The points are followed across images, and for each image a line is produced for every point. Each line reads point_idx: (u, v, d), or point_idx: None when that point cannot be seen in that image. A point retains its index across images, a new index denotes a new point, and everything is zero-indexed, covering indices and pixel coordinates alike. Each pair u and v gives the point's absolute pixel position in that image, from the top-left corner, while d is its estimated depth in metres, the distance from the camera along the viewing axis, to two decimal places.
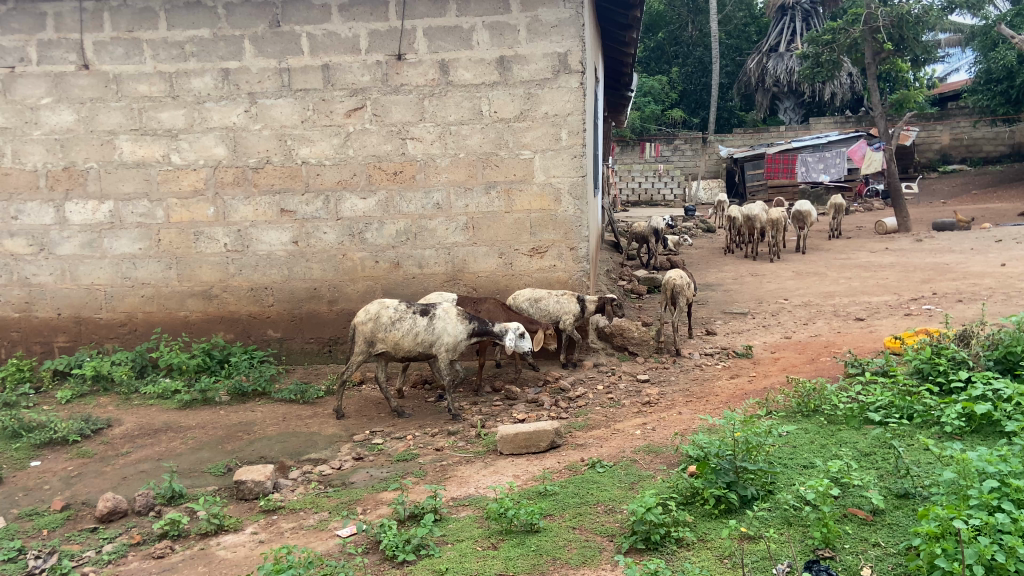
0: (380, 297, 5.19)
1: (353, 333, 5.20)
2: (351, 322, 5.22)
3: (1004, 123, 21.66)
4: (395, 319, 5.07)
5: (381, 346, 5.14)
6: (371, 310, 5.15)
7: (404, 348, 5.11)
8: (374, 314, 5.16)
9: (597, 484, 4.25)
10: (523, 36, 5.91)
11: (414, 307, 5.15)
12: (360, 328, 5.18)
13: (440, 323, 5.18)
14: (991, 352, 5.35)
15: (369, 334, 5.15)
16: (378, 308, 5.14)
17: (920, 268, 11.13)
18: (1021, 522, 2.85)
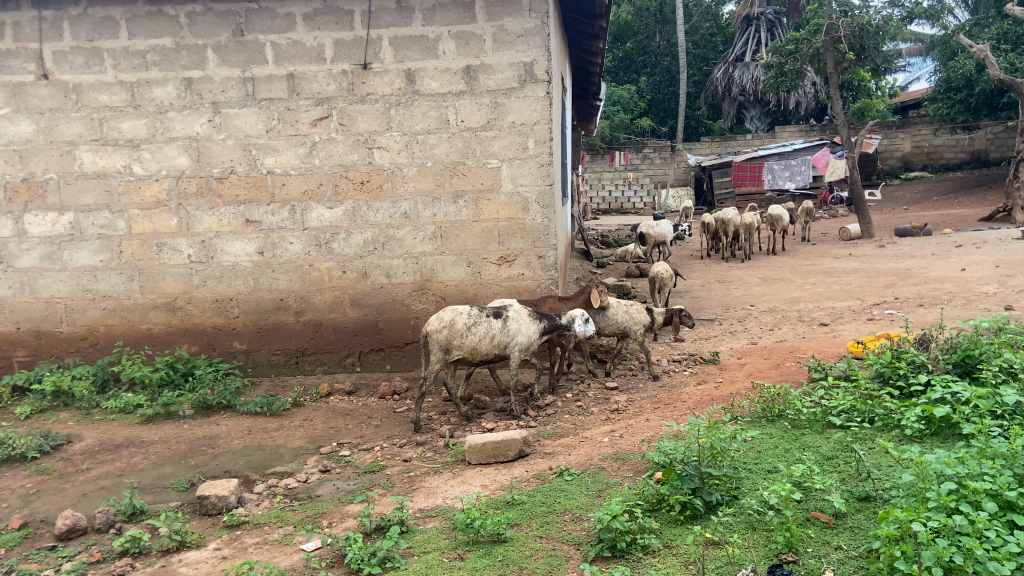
0: (449, 303, 5.16)
1: (426, 341, 5.16)
2: (423, 329, 5.16)
3: (963, 131, 22.14)
4: (472, 324, 5.08)
5: (458, 352, 5.14)
6: (445, 318, 5.12)
7: (481, 351, 5.14)
8: (448, 320, 5.14)
9: (564, 492, 4.25)
10: (489, 46, 5.93)
11: (487, 311, 5.18)
12: (432, 335, 5.14)
13: (514, 325, 5.27)
14: (949, 356, 5.44)
15: (443, 340, 5.13)
16: (453, 315, 5.13)
17: (882, 273, 11.34)
18: (977, 523, 2.90)
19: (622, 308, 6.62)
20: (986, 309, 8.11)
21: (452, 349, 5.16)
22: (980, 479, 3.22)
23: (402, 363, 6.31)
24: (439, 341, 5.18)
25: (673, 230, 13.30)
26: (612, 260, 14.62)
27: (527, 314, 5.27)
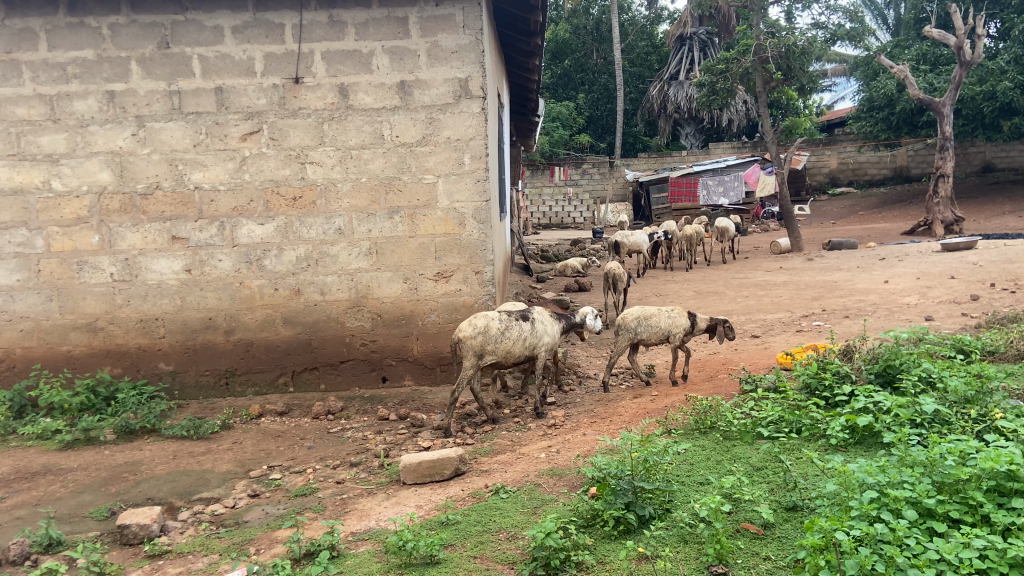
0: (480, 311, 5.30)
1: (458, 347, 5.27)
2: (456, 336, 5.27)
3: (886, 148, 23.05)
4: (506, 328, 5.31)
5: (491, 356, 5.31)
6: (479, 323, 5.28)
7: (515, 355, 5.36)
8: (479, 325, 5.30)
9: (499, 510, 4.21)
10: (423, 61, 5.91)
11: (517, 315, 5.40)
12: (465, 340, 5.28)
13: (538, 327, 5.57)
14: (872, 366, 5.61)
15: (476, 345, 5.27)
16: (486, 321, 5.31)
17: (811, 286, 11.68)
18: (897, 531, 2.98)
19: (663, 313, 6.22)
20: (907, 320, 8.40)
21: (483, 354, 5.31)
22: (900, 487, 3.32)
23: (337, 382, 6.18)
24: (471, 346, 5.32)
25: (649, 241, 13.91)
26: (552, 274, 14.69)
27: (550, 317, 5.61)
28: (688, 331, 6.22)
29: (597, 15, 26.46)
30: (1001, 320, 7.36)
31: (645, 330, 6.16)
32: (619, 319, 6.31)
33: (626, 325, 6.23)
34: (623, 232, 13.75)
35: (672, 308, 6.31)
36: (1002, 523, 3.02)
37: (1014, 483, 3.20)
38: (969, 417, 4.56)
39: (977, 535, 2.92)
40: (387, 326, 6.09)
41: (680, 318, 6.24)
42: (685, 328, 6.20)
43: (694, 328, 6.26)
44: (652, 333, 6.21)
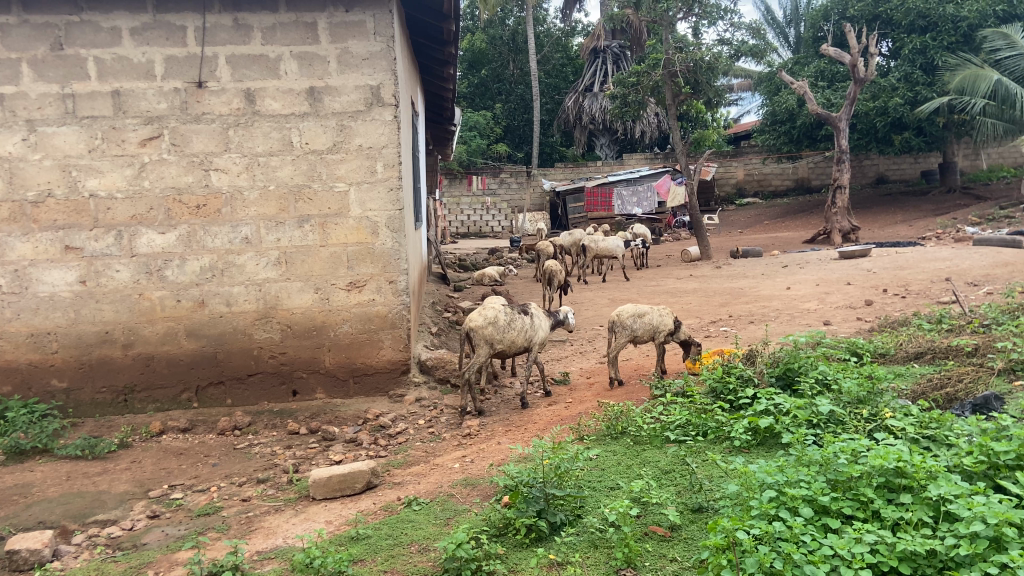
0: (491, 304, 5.85)
1: (470, 336, 5.78)
2: (469, 326, 5.77)
3: (788, 161, 24.13)
4: (513, 320, 5.91)
5: (499, 345, 5.86)
6: (489, 314, 5.84)
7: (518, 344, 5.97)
8: (488, 317, 5.84)
9: (412, 523, 4.14)
10: (333, 68, 5.81)
11: (519, 309, 6.01)
12: (475, 330, 5.79)
13: (535, 320, 6.22)
14: (773, 369, 5.81)
15: (485, 335, 5.80)
16: (496, 313, 5.86)
17: (719, 293, 12.05)
18: (793, 529, 3.09)
19: (654, 312, 6.69)
20: (807, 324, 8.78)
21: (491, 343, 5.85)
22: (797, 486, 3.45)
23: (245, 396, 5.96)
24: (480, 336, 5.84)
25: (619, 246, 14.87)
26: (469, 283, 14.67)
27: (543, 312, 6.27)
28: (674, 332, 6.73)
29: (513, 26, 26.72)
30: (891, 323, 7.78)
31: (638, 327, 6.65)
32: (615, 315, 6.79)
33: (622, 323, 6.72)
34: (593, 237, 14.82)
35: (659, 308, 6.77)
36: (891, 518, 3.16)
37: (902, 479, 3.36)
38: (861, 416, 4.79)
39: (867, 530, 3.05)
40: (297, 338, 5.93)
41: (667, 318, 6.71)
42: (672, 330, 6.70)
43: (677, 331, 6.72)
44: (644, 330, 6.68)
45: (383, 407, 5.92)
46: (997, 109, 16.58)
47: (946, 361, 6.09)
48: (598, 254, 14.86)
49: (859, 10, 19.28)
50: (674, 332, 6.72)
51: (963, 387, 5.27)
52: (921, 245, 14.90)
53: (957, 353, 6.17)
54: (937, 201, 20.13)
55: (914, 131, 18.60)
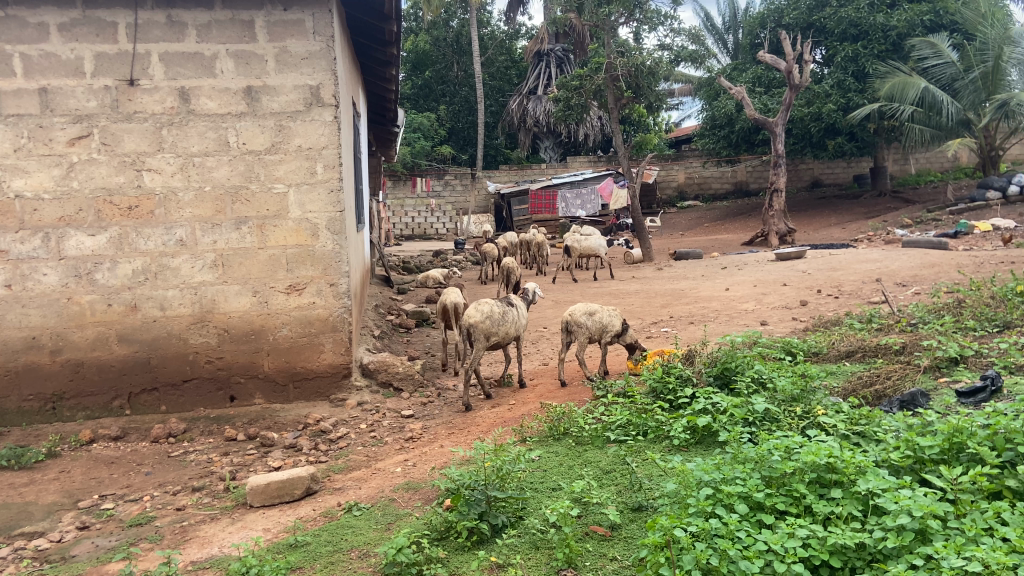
0: (486, 298, 6.02)
1: (471, 332, 5.94)
2: (469, 322, 5.91)
3: (727, 164, 24.65)
4: (508, 312, 6.07)
5: (498, 337, 6.06)
6: (485, 308, 5.99)
7: (513, 335, 6.16)
8: (485, 311, 6.02)
9: (351, 529, 4.09)
10: (271, 67, 5.71)
11: (510, 301, 6.19)
12: (476, 324, 5.95)
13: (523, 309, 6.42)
14: (711, 369, 5.91)
15: (485, 329, 5.98)
16: (492, 307, 6.03)
17: (660, 294, 12.24)
18: (729, 526, 3.15)
19: (605, 312, 6.77)
20: (745, 324, 8.97)
21: (488, 336, 6.03)
22: (733, 483, 3.53)
23: (179, 403, 5.76)
24: (479, 330, 6.00)
25: (601, 246, 14.96)
26: (413, 285, 14.56)
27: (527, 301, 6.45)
28: (623, 334, 6.83)
29: (457, 28, 26.67)
30: (823, 324, 7.99)
31: (590, 327, 6.72)
32: (568, 315, 6.83)
33: (575, 322, 6.78)
34: (576, 236, 14.95)
35: (610, 309, 6.86)
36: (823, 512, 3.25)
37: (833, 475, 3.46)
38: (794, 414, 4.92)
39: (799, 525, 3.13)
40: (235, 342, 5.78)
41: (616, 319, 6.80)
42: (622, 331, 6.79)
43: (626, 333, 6.82)
44: (594, 330, 6.75)
45: (324, 412, 5.82)
46: (924, 115, 17.29)
47: (876, 360, 6.29)
48: (581, 253, 14.94)
49: (794, 18, 19.88)
50: (625, 333, 6.82)
51: (891, 384, 5.46)
52: (853, 247, 15.41)
53: (886, 352, 6.38)
54: (869, 204, 20.83)
55: (846, 137, 19.23)
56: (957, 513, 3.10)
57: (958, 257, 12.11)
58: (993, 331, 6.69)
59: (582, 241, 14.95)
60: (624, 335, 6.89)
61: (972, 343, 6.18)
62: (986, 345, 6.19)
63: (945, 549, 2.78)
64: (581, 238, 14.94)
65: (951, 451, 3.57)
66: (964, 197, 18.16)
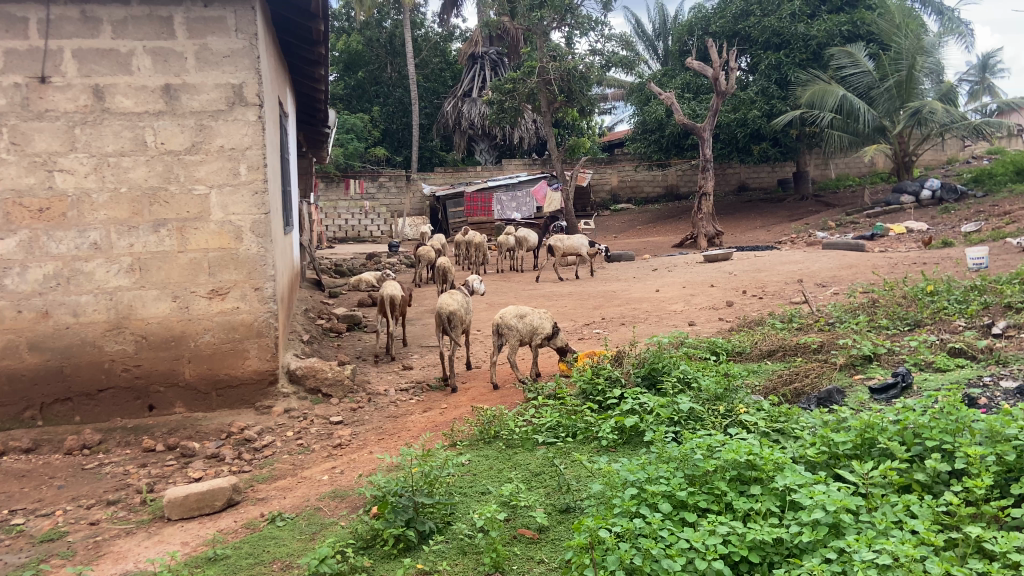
0: (455, 289, 7.29)
1: (450, 319, 7.13)
2: (450, 309, 7.10)
3: (659, 168, 25.09)
4: (468, 298, 7.35)
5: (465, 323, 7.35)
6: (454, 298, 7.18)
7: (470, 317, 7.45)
8: (455, 300, 7.27)
9: (274, 540, 3.98)
10: (191, 65, 5.52)
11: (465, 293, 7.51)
12: (454, 313, 7.17)
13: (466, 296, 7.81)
14: (639, 370, 5.97)
15: (459, 316, 7.21)
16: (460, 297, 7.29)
17: (593, 296, 12.36)
18: (653, 525, 3.19)
19: (536, 313, 6.80)
20: (673, 325, 9.14)
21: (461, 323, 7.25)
22: (657, 483, 3.57)
23: (95, 413, 5.49)
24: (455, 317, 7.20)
25: (585, 245, 14.78)
26: (345, 289, 14.38)
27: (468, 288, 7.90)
28: (552, 336, 6.87)
29: (390, 29, 26.39)
30: (748, 323, 8.19)
31: (521, 328, 6.71)
32: (497, 318, 6.80)
33: (506, 324, 6.72)
34: (559, 235, 14.75)
35: (541, 312, 6.89)
36: (743, 509, 3.31)
37: (752, 472, 3.53)
38: (718, 413, 5.01)
39: (720, 522, 3.17)
40: (153, 349, 5.55)
41: (546, 321, 6.84)
42: (552, 332, 6.83)
43: (556, 335, 6.85)
44: (524, 331, 6.75)
45: (249, 420, 5.64)
46: (843, 122, 17.98)
47: (796, 358, 6.48)
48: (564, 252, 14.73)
49: (721, 27, 20.38)
50: (553, 334, 6.88)
51: (809, 381, 5.63)
52: (777, 249, 15.88)
53: (804, 350, 6.59)
54: (792, 207, 21.51)
55: (771, 142, 19.86)
56: (870, 506, 3.21)
57: (875, 258, 12.61)
58: (904, 329, 6.98)
59: (565, 241, 14.73)
60: (554, 336, 6.92)
61: (884, 341, 6.44)
62: (897, 343, 6.47)
63: (856, 542, 2.87)
64: (564, 238, 14.72)
65: (862, 446, 3.70)
66: (879, 200, 18.93)
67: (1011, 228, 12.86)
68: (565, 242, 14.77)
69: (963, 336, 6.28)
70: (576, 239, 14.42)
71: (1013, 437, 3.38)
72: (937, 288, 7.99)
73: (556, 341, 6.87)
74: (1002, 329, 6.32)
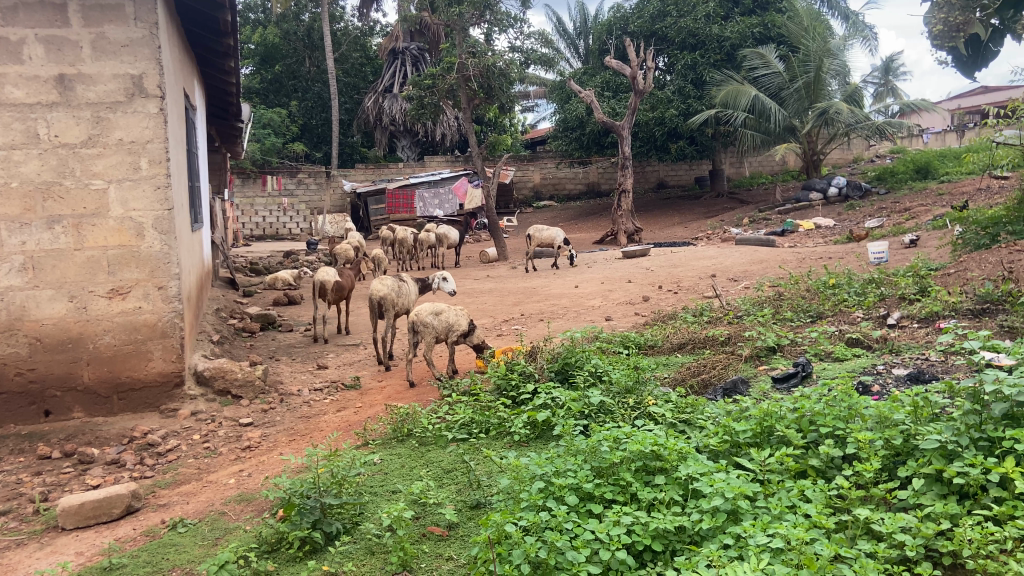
0: (389, 275, 7.34)
1: (380, 304, 7.28)
2: (376, 295, 7.22)
3: (580, 166, 25.33)
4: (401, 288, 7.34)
5: (399, 309, 7.44)
6: (387, 284, 7.29)
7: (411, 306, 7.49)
8: (389, 285, 7.33)
9: (175, 547, 3.82)
10: (86, 54, 5.26)
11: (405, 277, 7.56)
12: (383, 298, 7.28)
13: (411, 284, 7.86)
14: (553, 365, 6.00)
15: (390, 301, 7.32)
16: (393, 283, 7.32)
17: (513, 292, 12.38)
18: (558, 518, 3.19)
19: (451, 311, 6.72)
20: (590, 321, 9.22)
21: (393, 306, 7.36)
22: (564, 475, 3.58)
23: None
24: (384, 302, 7.33)
25: (561, 236, 14.80)
26: (260, 288, 13.95)
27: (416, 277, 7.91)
28: (469, 332, 6.80)
29: (308, 22, 25.73)
30: (661, 317, 8.32)
31: (437, 326, 6.65)
32: (414, 314, 6.73)
33: (422, 321, 6.65)
34: (535, 226, 14.78)
35: (457, 308, 6.83)
36: (647, 499, 3.36)
37: (657, 462, 3.59)
38: (627, 405, 5.10)
39: (625, 513, 3.20)
40: (49, 352, 5.25)
41: (463, 318, 6.78)
42: (467, 329, 6.76)
43: (473, 331, 6.79)
44: (441, 327, 6.70)
45: (153, 424, 5.38)
46: (755, 122, 18.55)
47: (704, 351, 6.64)
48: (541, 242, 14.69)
49: (638, 27, 20.73)
50: (469, 331, 6.81)
51: (715, 373, 5.78)
52: (693, 245, 16.25)
53: (713, 343, 6.76)
54: (708, 204, 22.09)
55: (687, 141, 20.37)
56: (767, 492, 3.30)
57: (783, 253, 13.05)
58: (806, 321, 7.25)
59: (542, 232, 14.74)
60: (472, 332, 6.86)
61: (788, 333, 6.68)
62: (800, 334, 6.72)
63: (753, 527, 2.94)
64: (541, 229, 14.72)
65: (762, 434, 3.81)
66: (790, 197, 19.61)
67: (909, 224, 13.52)
68: (541, 233, 14.78)
69: (860, 326, 6.56)
70: (552, 229, 14.45)
71: (899, 422, 3.54)
72: (838, 281, 8.33)
73: (472, 339, 6.81)
74: (896, 320, 6.62)
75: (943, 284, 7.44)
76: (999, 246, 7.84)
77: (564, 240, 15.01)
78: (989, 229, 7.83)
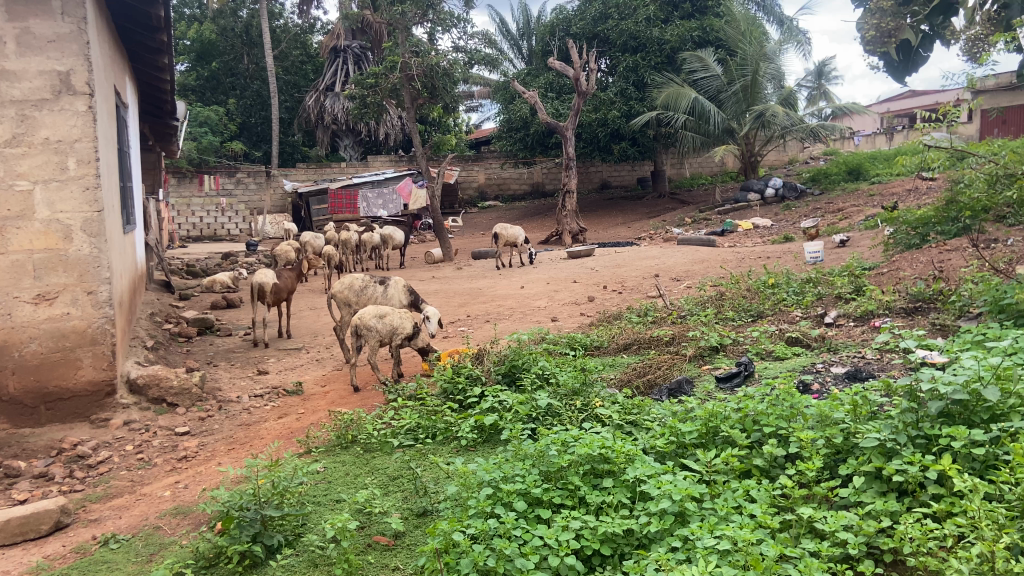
0: (354, 273, 7.22)
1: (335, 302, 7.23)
2: (329, 291, 7.15)
3: (524, 166, 25.34)
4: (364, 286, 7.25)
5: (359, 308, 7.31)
6: (349, 281, 7.22)
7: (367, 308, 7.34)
8: (350, 283, 7.23)
9: (108, 564, 3.64)
10: (10, 49, 4.99)
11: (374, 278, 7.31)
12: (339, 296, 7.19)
13: (391, 287, 7.50)
14: (500, 367, 5.95)
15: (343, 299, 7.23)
16: (351, 280, 7.22)
17: (459, 293, 12.28)
18: (507, 524, 3.14)
19: (396, 314, 6.62)
20: (536, 321, 9.21)
21: (348, 305, 7.26)
22: (512, 480, 3.53)
23: None
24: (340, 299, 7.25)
25: (523, 235, 14.80)
26: (197, 291, 13.51)
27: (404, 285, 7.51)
28: (412, 336, 6.72)
29: (246, 19, 25.09)
30: (605, 317, 8.36)
31: (381, 329, 6.51)
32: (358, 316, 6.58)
33: (364, 325, 6.49)
34: (500, 224, 14.63)
35: (402, 311, 6.73)
36: (595, 502, 3.34)
37: (605, 465, 3.58)
38: (574, 407, 5.08)
39: (574, 517, 3.17)
40: None
41: (407, 321, 6.69)
42: (410, 332, 6.67)
43: (416, 335, 6.71)
44: (384, 330, 6.56)
45: (83, 434, 5.12)
46: (695, 124, 18.86)
47: (648, 351, 6.68)
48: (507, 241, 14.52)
49: (581, 28, 20.84)
50: (413, 335, 6.72)
51: (660, 373, 5.82)
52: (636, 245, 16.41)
53: (657, 343, 6.80)
54: (650, 205, 22.37)
55: (630, 142, 20.55)
56: (713, 493, 3.31)
57: (723, 253, 13.29)
58: (748, 320, 7.38)
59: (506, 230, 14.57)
60: (415, 335, 6.78)
61: (730, 332, 6.78)
62: (742, 333, 6.84)
63: (700, 529, 2.94)
64: (506, 227, 14.55)
65: (707, 435, 3.83)
66: (729, 198, 20.00)
67: (843, 224, 13.93)
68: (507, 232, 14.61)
69: (800, 325, 6.69)
70: (518, 228, 14.35)
71: (840, 421, 3.60)
72: (777, 280, 8.50)
73: (413, 343, 6.73)
74: (833, 318, 6.79)
75: (877, 283, 7.64)
76: (928, 245, 8.12)
77: (523, 239, 14.99)
78: (918, 229, 8.10)
